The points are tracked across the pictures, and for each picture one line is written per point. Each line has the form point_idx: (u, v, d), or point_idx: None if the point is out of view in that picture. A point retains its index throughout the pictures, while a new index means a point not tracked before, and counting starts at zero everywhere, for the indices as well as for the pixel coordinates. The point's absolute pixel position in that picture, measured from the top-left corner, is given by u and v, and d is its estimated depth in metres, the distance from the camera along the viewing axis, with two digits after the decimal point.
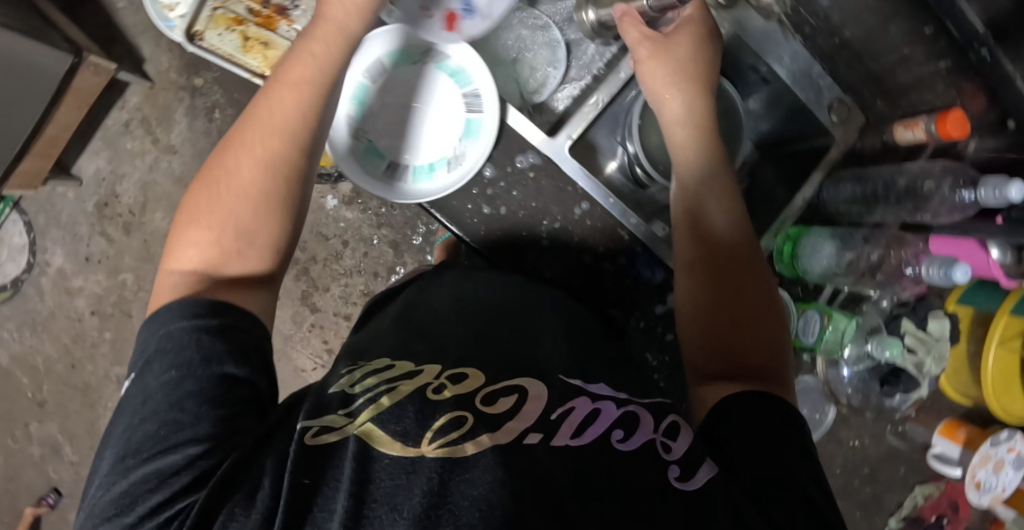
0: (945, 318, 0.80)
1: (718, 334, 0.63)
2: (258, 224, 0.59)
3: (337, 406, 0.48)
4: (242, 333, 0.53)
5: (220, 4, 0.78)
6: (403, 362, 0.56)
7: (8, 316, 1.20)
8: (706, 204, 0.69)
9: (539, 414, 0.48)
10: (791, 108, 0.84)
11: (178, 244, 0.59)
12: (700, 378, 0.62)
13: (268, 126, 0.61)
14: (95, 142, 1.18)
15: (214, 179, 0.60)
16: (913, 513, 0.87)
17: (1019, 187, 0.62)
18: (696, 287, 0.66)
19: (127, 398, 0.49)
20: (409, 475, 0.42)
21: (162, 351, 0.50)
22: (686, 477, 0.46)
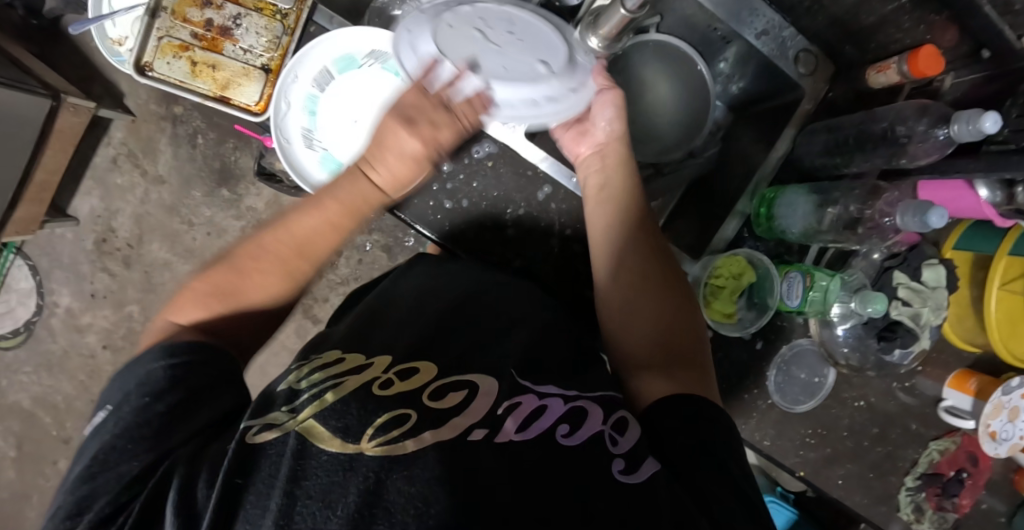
0: (941, 266, 0.77)
1: (643, 332, 0.62)
2: (272, 304, 0.62)
3: (281, 401, 0.47)
4: (210, 368, 0.52)
5: (164, 34, 0.80)
6: (353, 355, 0.54)
7: (25, 360, 1.22)
8: (633, 212, 0.69)
9: (487, 410, 0.47)
10: (759, 67, 0.80)
11: (182, 300, 0.59)
12: (634, 368, 0.61)
13: (301, 253, 0.62)
14: (87, 182, 1.19)
15: (241, 268, 0.60)
16: (930, 469, 0.82)
17: (993, 118, 0.57)
18: (631, 278, 0.65)
19: (99, 420, 0.49)
20: (346, 472, 0.40)
21: (136, 384, 0.50)
22: (631, 469, 0.46)
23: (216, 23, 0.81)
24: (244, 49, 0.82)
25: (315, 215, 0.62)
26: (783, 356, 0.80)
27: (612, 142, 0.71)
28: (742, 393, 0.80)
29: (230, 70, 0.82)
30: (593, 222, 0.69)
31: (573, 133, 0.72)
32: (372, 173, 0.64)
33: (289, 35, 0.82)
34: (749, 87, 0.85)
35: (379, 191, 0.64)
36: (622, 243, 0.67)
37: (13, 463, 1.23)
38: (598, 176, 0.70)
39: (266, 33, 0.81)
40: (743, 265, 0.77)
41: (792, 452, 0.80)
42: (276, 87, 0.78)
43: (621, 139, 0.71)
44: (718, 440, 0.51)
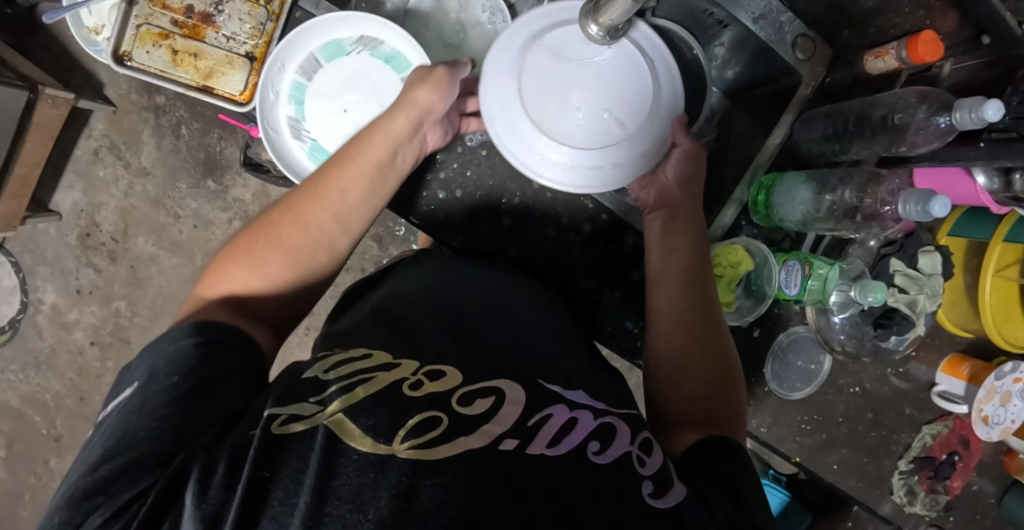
0: (937, 253, 0.77)
1: (690, 388, 0.61)
2: (300, 258, 0.62)
3: (308, 393, 0.46)
4: (226, 347, 0.52)
5: (142, 21, 0.77)
6: (381, 353, 0.52)
7: (12, 359, 1.20)
8: (696, 254, 0.69)
9: (516, 418, 0.46)
10: (755, 52, 0.79)
11: (213, 273, 0.61)
12: (670, 420, 0.60)
13: (323, 197, 0.64)
14: (68, 175, 1.16)
15: (273, 219, 0.63)
16: (922, 452, 0.83)
17: (995, 106, 0.56)
18: (680, 327, 0.65)
19: (127, 397, 0.48)
20: (378, 474, 0.39)
21: (164, 364, 0.50)
22: (659, 494, 0.45)
23: (197, 10, 0.78)
24: (227, 36, 0.79)
25: (332, 165, 0.65)
26: (780, 344, 0.81)
27: (681, 194, 0.71)
28: None
29: (213, 59, 0.79)
30: (652, 256, 0.70)
31: (644, 179, 0.73)
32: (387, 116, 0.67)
33: (273, 22, 0.79)
34: (744, 73, 0.84)
35: (388, 124, 0.66)
36: (686, 284, 0.67)
37: (4, 463, 1.21)
38: (663, 226, 0.70)
39: (249, 19, 0.79)
40: (740, 254, 0.77)
41: (789, 438, 0.81)
42: (262, 76, 0.75)
43: (695, 198, 0.72)
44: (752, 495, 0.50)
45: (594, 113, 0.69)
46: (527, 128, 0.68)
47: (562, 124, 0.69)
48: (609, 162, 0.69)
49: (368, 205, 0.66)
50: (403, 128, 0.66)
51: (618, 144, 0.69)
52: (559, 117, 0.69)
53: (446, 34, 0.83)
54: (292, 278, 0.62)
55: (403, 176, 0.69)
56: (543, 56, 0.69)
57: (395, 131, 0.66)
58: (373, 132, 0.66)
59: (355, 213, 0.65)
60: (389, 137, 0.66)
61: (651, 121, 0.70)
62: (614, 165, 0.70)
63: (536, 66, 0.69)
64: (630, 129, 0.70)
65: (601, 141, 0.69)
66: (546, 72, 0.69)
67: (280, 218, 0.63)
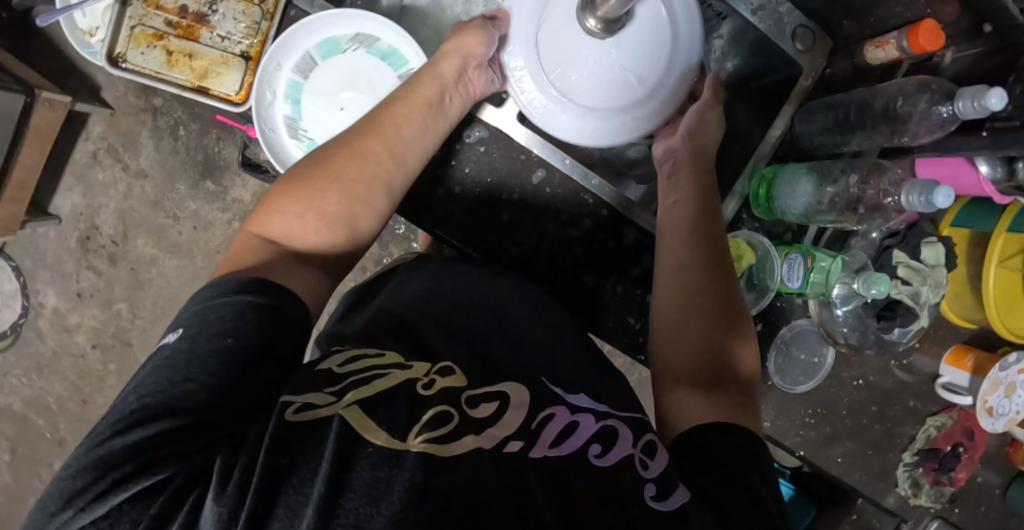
0: (940, 244, 0.76)
1: (692, 344, 0.61)
2: (358, 201, 0.61)
3: (321, 383, 0.45)
4: (286, 316, 0.50)
5: (136, 22, 0.76)
6: (394, 353, 0.51)
7: (14, 363, 1.20)
8: (699, 204, 0.68)
9: (521, 422, 0.46)
10: (754, 44, 0.79)
11: (265, 212, 0.59)
12: (672, 381, 0.60)
13: (381, 131, 0.64)
14: (67, 178, 1.16)
15: (318, 156, 0.62)
16: (927, 445, 0.83)
17: (999, 95, 0.56)
18: (680, 286, 0.64)
19: (172, 347, 0.45)
20: (393, 468, 0.39)
21: (218, 318, 0.47)
22: (662, 496, 0.45)
23: (191, 9, 0.77)
24: (222, 36, 0.79)
25: (392, 105, 0.66)
26: (783, 337, 0.80)
27: (684, 147, 0.72)
28: None
29: (208, 59, 0.79)
30: (662, 211, 0.70)
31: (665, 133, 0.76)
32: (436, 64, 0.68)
33: (268, 20, 0.79)
34: (742, 64, 0.83)
35: (438, 71, 0.68)
36: (688, 245, 0.66)
37: (8, 466, 1.22)
38: (667, 178, 0.72)
39: (244, 18, 0.78)
40: (743, 247, 0.76)
41: (793, 432, 0.80)
42: (257, 76, 0.75)
43: (706, 146, 0.72)
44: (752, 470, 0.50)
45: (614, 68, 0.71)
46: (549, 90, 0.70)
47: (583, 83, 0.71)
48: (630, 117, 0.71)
49: (421, 142, 0.66)
50: (449, 78, 0.68)
51: (640, 98, 0.72)
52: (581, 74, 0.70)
53: (443, 31, 0.82)
54: (349, 214, 0.60)
55: (454, 119, 0.69)
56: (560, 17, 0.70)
57: (444, 72, 0.68)
58: (425, 80, 0.68)
59: (411, 158, 0.65)
60: (437, 79, 0.67)
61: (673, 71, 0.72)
62: (637, 119, 0.72)
63: (554, 26, 0.70)
64: (650, 82, 0.72)
65: (622, 96, 0.71)
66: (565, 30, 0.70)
67: (328, 153, 0.62)
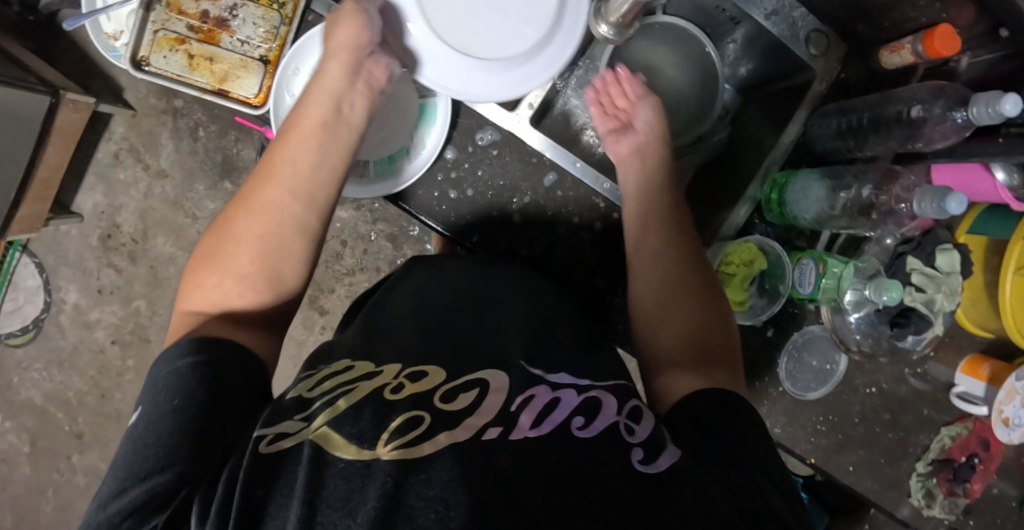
0: (955, 251, 0.75)
1: (676, 327, 0.63)
2: (286, 242, 0.61)
3: (294, 410, 0.47)
4: (231, 365, 0.51)
5: (160, 26, 0.78)
6: (363, 363, 0.53)
7: (35, 357, 1.23)
8: (665, 202, 0.71)
9: (500, 406, 0.47)
10: (768, 49, 0.78)
11: (188, 287, 0.60)
12: (660, 365, 0.61)
13: (271, 178, 0.63)
14: (90, 177, 1.18)
15: (220, 226, 0.62)
16: (941, 455, 0.82)
17: (1013, 100, 0.55)
18: (654, 280, 0.66)
19: (132, 423, 0.48)
20: (364, 479, 0.41)
21: (163, 386, 0.49)
22: (649, 459, 0.46)
23: (212, 14, 0.79)
24: (242, 40, 0.80)
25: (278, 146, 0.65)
26: (795, 343, 0.80)
27: (656, 144, 0.75)
28: (752, 380, 0.79)
29: (228, 63, 0.80)
30: (630, 209, 0.71)
31: (618, 134, 0.76)
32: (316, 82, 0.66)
33: (286, 25, 0.80)
34: (758, 69, 0.83)
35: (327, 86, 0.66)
36: (660, 232, 0.68)
37: (28, 458, 1.24)
38: (639, 173, 0.73)
39: (263, 23, 0.80)
40: (754, 252, 0.76)
41: (804, 439, 0.80)
42: (275, 78, 0.75)
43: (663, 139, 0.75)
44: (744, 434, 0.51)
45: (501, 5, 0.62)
46: (456, 60, 0.62)
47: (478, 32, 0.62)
48: (538, 66, 0.64)
49: (325, 167, 0.64)
50: (336, 93, 0.66)
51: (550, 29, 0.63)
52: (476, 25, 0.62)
53: None
54: (267, 269, 0.60)
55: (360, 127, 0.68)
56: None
57: (331, 82, 0.66)
58: (310, 104, 0.66)
59: (314, 190, 0.64)
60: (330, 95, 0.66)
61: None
62: (557, 57, 0.65)
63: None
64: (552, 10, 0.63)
65: (530, 36, 0.63)
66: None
67: (229, 220, 0.62)
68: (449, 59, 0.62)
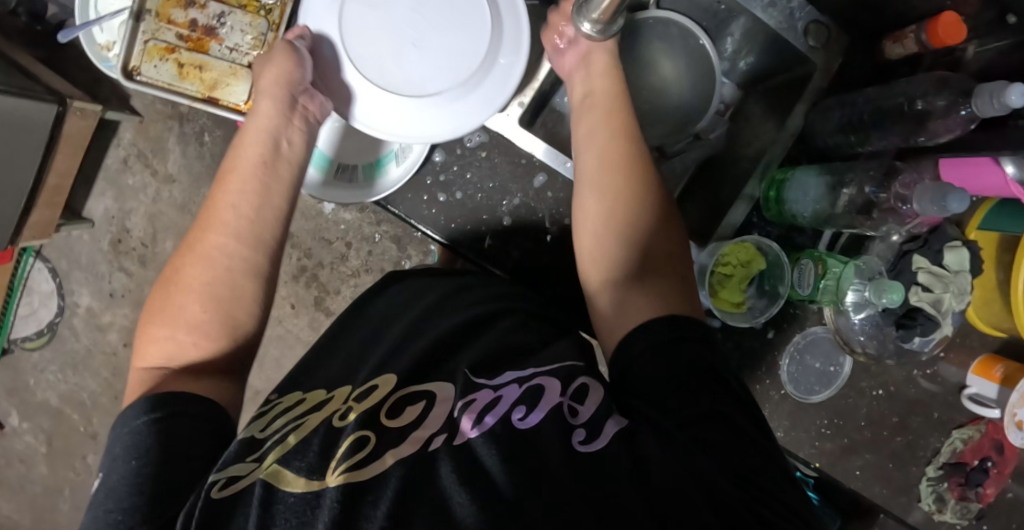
0: (965, 249, 0.72)
1: (624, 245, 0.62)
2: (237, 286, 0.62)
3: (247, 450, 0.49)
4: (184, 417, 0.52)
5: (149, 37, 0.78)
6: (315, 394, 0.58)
7: (51, 360, 1.25)
8: (615, 125, 0.66)
9: (444, 416, 0.50)
10: (767, 42, 0.76)
11: (144, 343, 0.61)
12: (607, 281, 0.62)
13: (219, 221, 0.63)
14: (100, 183, 1.20)
15: (168, 278, 0.63)
16: (952, 458, 0.79)
17: (1019, 90, 0.52)
18: (602, 198, 0.63)
19: (96, 488, 0.49)
20: (314, 510, 0.42)
21: (121, 448, 0.50)
22: (591, 437, 0.47)
23: (200, 23, 0.79)
24: (230, 47, 0.80)
25: (220, 190, 0.65)
26: (797, 346, 0.78)
27: (601, 62, 0.68)
28: (752, 383, 0.77)
29: (217, 70, 0.80)
30: (579, 134, 0.67)
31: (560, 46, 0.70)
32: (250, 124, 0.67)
33: (274, 31, 0.81)
34: (758, 62, 0.81)
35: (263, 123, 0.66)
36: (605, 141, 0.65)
37: (46, 458, 1.27)
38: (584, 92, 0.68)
39: (251, 30, 0.80)
40: (751, 252, 0.74)
41: (807, 443, 0.78)
42: None
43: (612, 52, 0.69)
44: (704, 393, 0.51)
45: (429, 52, 0.67)
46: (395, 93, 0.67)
47: (405, 76, 0.67)
48: (472, 102, 0.68)
49: (270, 206, 0.65)
50: (274, 131, 0.66)
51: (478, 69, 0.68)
52: (405, 65, 0.67)
53: None
54: (219, 317, 0.61)
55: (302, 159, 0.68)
56: (360, 11, 0.66)
57: (266, 120, 0.66)
58: (246, 144, 0.66)
59: (263, 230, 0.64)
60: (267, 128, 0.66)
61: (494, 49, 0.68)
62: (495, 92, 0.68)
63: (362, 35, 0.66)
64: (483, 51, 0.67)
65: (460, 75, 0.67)
66: (367, 26, 0.66)
67: (176, 273, 0.62)
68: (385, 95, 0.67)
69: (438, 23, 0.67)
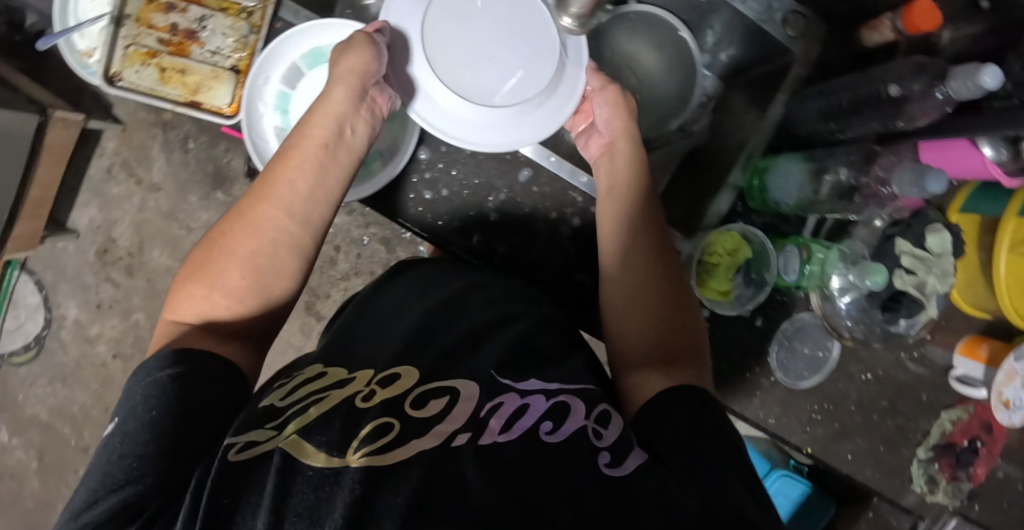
0: (947, 231, 0.73)
1: (643, 332, 0.62)
2: (279, 260, 0.61)
3: (264, 420, 0.48)
4: (206, 378, 0.52)
5: (130, 41, 0.78)
6: (336, 369, 0.56)
7: (40, 374, 1.24)
8: (639, 203, 0.67)
9: (469, 414, 0.49)
10: (747, 34, 0.77)
11: (177, 296, 0.60)
12: (629, 367, 0.61)
13: (269, 194, 0.62)
14: (84, 193, 1.19)
15: (213, 239, 0.62)
16: (942, 440, 0.80)
17: (992, 73, 0.53)
18: (628, 285, 0.64)
19: (108, 434, 0.48)
20: (333, 486, 0.42)
21: (140, 398, 0.49)
22: (616, 462, 0.47)
23: (181, 27, 0.79)
24: (211, 51, 0.80)
25: (272, 167, 0.64)
26: (785, 332, 0.78)
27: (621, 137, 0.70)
28: (743, 371, 0.77)
29: (200, 74, 0.80)
30: (603, 212, 0.69)
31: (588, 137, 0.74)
32: (315, 112, 0.65)
33: (255, 34, 0.80)
34: (738, 54, 0.81)
35: (325, 116, 0.65)
36: (616, 226, 0.66)
37: (37, 473, 1.26)
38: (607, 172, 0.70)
39: (232, 32, 0.80)
40: (737, 241, 0.76)
41: (799, 429, 0.78)
42: (246, 89, 0.75)
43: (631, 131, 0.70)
44: (714, 446, 0.50)
45: (501, 66, 0.68)
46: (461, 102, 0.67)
47: (475, 84, 0.68)
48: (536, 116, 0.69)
49: (322, 190, 0.64)
50: (337, 119, 0.65)
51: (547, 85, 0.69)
52: (474, 75, 0.68)
53: None
54: (255, 286, 0.60)
55: (359, 150, 0.67)
56: (439, 21, 0.67)
57: (335, 105, 0.65)
58: (310, 125, 0.64)
59: (311, 212, 0.63)
60: (331, 118, 0.65)
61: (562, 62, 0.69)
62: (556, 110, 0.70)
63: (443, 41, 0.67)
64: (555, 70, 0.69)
65: (528, 91, 0.68)
66: (448, 36, 0.67)
67: (222, 236, 0.62)
68: (451, 103, 0.67)
69: (511, 38, 0.68)
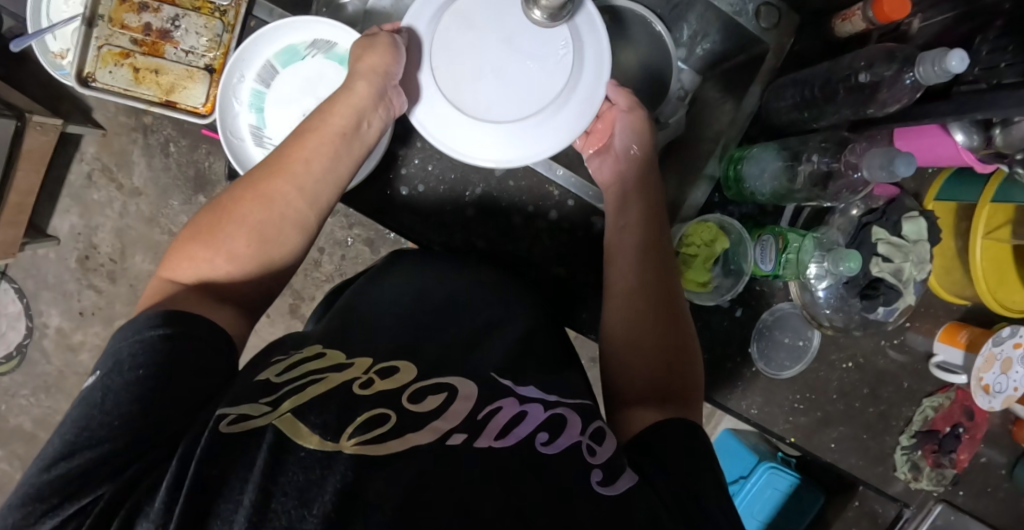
0: (922, 218, 0.73)
1: (641, 368, 0.60)
2: (281, 232, 0.60)
3: (258, 393, 0.47)
4: (198, 341, 0.50)
5: (103, 42, 0.78)
6: (334, 352, 0.54)
7: (22, 384, 1.22)
8: (651, 229, 0.67)
9: (467, 413, 0.48)
10: (722, 25, 0.77)
11: (177, 254, 0.59)
12: (627, 401, 0.59)
13: (280, 173, 0.61)
14: (64, 199, 1.18)
15: (221, 203, 0.60)
16: (924, 426, 0.80)
17: (959, 57, 0.53)
18: (633, 313, 0.63)
19: (89, 387, 0.47)
20: (324, 470, 0.40)
21: (127, 355, 0.48)
22: (608, 481, 0.46)
23: (155, 27, 0.79)
24: (186, 50, 0.80)
25: (282, 150, 0.63)
26: (765, 322, 0.79)
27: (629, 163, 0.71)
28: (724, 362, 0.78)
29: (174, 74, 0.80)
30: (615, 233, 0.68)
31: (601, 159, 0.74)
32: (333, 103, 0.65)
33: (229, 32, 0.80)
34: (714, 46, 0.81)
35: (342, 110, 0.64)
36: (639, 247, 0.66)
37: None
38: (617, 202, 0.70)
39: (206, 32, 0.79)
40: (714, 232, 0.75)
41: (781, 418, 0.79)
42: (220, 89, 0.75)
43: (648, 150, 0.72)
44: (706, 480, 0.49)
45: (511, 78, 0.69)
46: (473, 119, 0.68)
47: (484, 100, 0.69)
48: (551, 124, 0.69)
49: (332, 175, 0.63)
50: (356, 110, 0.64)
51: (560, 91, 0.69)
52: (483, 88, 0.69)
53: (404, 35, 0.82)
54: (257, 256, 0.59)
55: (370, 146, 0.66)
56: (455, 26, 0.68)
57: (356, 99, 0.64)
58: (330, 112, 0.64)
59: (321, 193, 0.62)
60: (350, 106, 0.64)
61: (578, 72, 0.68)
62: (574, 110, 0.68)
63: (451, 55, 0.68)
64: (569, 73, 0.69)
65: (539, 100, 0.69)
66: (459, 48, 0.68)
67: (229, 204, 0.60)
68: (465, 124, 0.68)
69: (524, 46, 0.69)
